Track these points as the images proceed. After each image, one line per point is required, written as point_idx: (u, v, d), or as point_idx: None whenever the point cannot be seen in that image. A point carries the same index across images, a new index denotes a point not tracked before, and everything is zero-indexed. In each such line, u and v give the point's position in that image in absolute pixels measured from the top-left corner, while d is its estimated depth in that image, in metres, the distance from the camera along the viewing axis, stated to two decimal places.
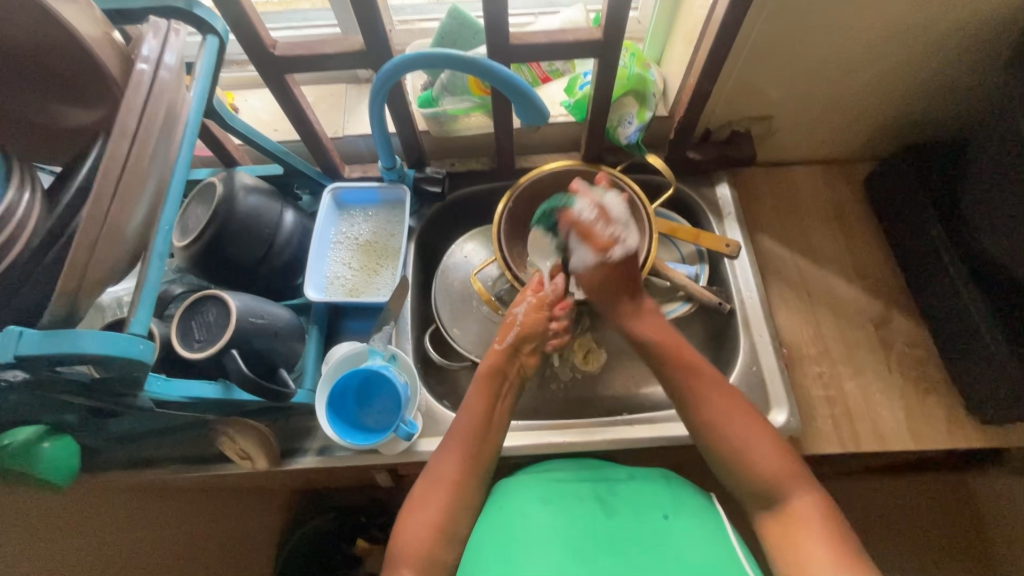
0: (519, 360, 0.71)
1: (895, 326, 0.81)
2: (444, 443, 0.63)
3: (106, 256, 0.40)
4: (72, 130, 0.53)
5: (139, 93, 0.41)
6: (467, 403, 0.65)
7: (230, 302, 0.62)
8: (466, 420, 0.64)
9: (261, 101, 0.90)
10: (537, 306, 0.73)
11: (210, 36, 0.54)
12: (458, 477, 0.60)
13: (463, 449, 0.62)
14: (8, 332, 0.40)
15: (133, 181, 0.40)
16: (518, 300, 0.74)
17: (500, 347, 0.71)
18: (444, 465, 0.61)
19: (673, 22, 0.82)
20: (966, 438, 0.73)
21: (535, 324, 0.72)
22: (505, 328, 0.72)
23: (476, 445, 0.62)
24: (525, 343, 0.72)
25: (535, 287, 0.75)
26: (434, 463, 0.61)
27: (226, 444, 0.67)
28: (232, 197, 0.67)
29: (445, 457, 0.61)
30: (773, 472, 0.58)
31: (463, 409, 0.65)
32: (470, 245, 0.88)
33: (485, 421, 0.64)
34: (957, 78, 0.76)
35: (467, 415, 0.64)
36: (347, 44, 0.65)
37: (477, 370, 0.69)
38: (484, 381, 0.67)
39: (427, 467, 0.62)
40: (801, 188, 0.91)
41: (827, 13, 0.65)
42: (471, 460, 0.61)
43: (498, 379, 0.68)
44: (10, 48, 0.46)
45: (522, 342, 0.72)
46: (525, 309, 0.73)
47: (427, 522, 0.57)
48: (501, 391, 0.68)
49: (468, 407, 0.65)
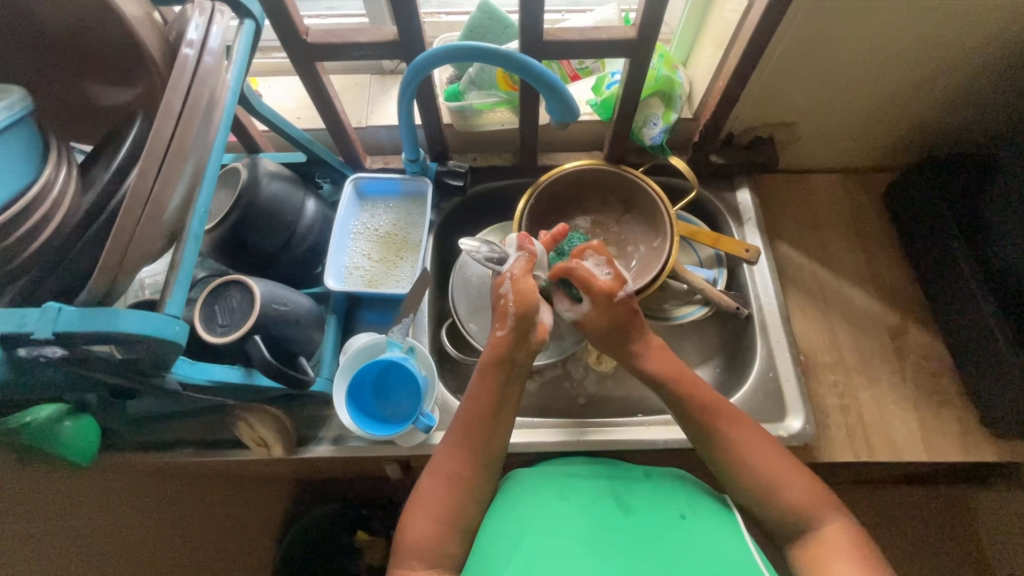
0: (529, 339, 0.65)
1: (912, 337, 0.81)
2: (448, 436, 0.62)
3: (146, 237, 0.39)
4: (105, 109, 0.53)
5: (183, 76, 0.41)
6: (475, 394, 0.63)
7: (254, 287, 0.62)
8: (472, 413, 0.62)
9: (286, 89, 0.90)
10: (522, 280, 0.65)
11: (248, 20, 0.54)
12: (460, 465, 0.60)
13: (464, 440, 0.61)
14: (47, 308, 0.40)
15: (176, 161, 0.40)
16: (500, 280, 0.66)
17: (500, 333, 0.65)
18: (448, 452, 0.61)
19: (702, 24, 0.82)
20: (979, 452, 0.73)
21: (528, 297, 0.65)
22: (500, 311, 0.65)
23: (481, 432, 0.61)
24: (528, 321, 0.65)
25: (523, 266, 0.67)
26: (440, 456, 0.61)
27: (243, 430, 0.68)
28: (256, 183, 0.67)
29: (451, 450, 0.61)
30: None
31: (469, 406, 0.63)
32: (474, 238, 0.71)
33: (493, 410, 0.62)
34: (986, 93, 0.76)
35: (475, 406, 0.62)
36: (379, 34, 0.65)
37: (482, 359, 0.65)
38: (492, 370, 0.63)
39: (434, 459, 0.61)
40: (821, 195, 0.91)
41: (861, 22, 0.65)
42: (477, 452, 0.60)
43: (503, 369, 0.64)
44: (49, 21, 0.46)
45: (523, 319, 0.64)
46: (511, 287, 0.65)
47: (430, 512, 0.57)
48: (509, 378, 0.64)
49: (474, 404, 0.62)
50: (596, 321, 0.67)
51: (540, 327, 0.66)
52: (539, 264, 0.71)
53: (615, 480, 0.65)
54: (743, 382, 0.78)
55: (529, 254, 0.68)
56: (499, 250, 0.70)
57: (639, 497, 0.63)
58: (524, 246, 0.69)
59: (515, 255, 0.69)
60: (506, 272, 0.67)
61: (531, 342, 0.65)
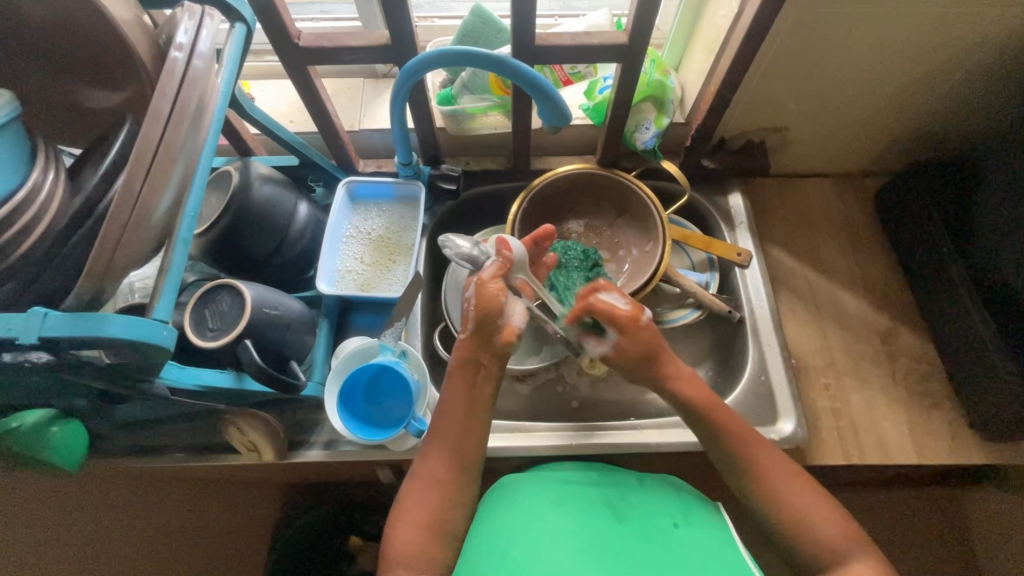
0: (494, 342, 0.64)
1: (902, 341, 0.81)
2: (425, 445, 0.62)
3: (133, 241, 0.39)
4: (94, 113, 0.53)
5: (172, 80, 0.41)
6: (446, 396, 0.64)
7: (245, 291, 0.62)
8: (445, 421, 0.62)
9: (278, 92, 0.90)
10: (488, 284, 0.65)
11: (239, 24, 0.54)
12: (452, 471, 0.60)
13: (445, 448, 0.61)
14: (32, 313, 0.40)
15: (164, 164, 0.40)
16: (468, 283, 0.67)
17: (463, 334, 0.66)
18: (433, 460, 0.60)
19: (693, 30, 0.82)
20: (969, 455, 0.73)
21: (491, 302, 0.63)
22: (465, 315, 0.66)
23: (468, 442, 0.61)
24: (491, 324, 0.64)
25: (496, 269, 0.67)
26: (420, 466, 0.61)
27: (233, 434, 0.67)
28: (247, 186, 0.67)
29: (429, 460, 0.61)
30: (782, 495, 0.58)
31: (441, 409, 0.64)
32: (460, 236, 0.70)
33: (465, 416, 0.62)
34: (973, 99, 0.76)
35: (446, 412, 0.63)
36: (371, 38, 0.65)
37: (450, 362, 0.66)
38: (458, 372, 0.64)
39: (414, 469, 0.61)
40: (812, 200, 0.92)
41: (848, 28, 0.65)
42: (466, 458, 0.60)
43: (471, 370, 0.64)
44: (38, 25, 0.46)
45: (483, 324, 0.64)
46: (474, 292, 0.65)
47: (420, 518, 0.57)
48: (477, 379, 0.64)
49: (446, 407, 0.63)
50: (626, 350, 0.65)
51: (508, 330, 0.65)
52: (520, 264, 0.69)
53: (608, 487, 0.65)
54: (735, 385, 0.78)
55: (504, 257, 0.67)
56: (482, 250, 0.69)
57: (632, 504, 0.63)
58: (502, 250, 0.68)
59: (491, 260, 0.68)
60: (474, 277, 0.67)
61: (495, 345, 0.64)
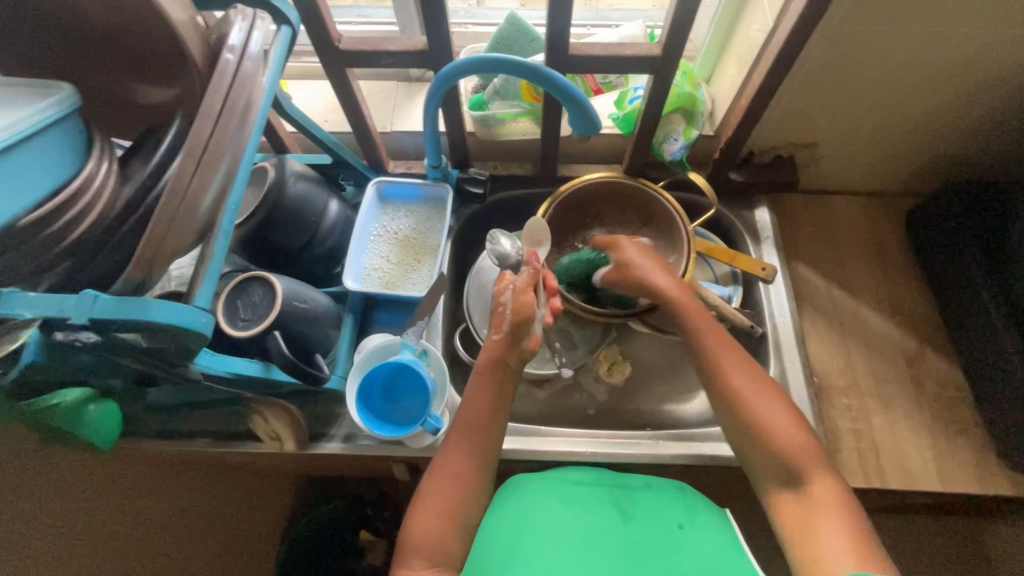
0: (523, 347, 0.63)
1: (929, 365, 0.80)
2: (446, 442, 0.62)
3: (179, 231, 0.41)
4: (145, 107, 0.55)
5: (224, 80, 0.43)
6: (470, 398, 0.63)
7: (276, 283, 0.64)
8: (468, 417, 0.62)
9: (314, 92, 0.92)
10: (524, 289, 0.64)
11: (285, 27, 0.56)
12: (471, 469, 0.59)
13: (466, 440, 0.60)
14: (84, 295, 0.42)
15: (212, 159, 0.41)
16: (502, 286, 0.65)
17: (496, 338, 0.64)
18: (455, 457, 0.60)
19: (727, 43, 0.83)
20: (996, 485, 0.71)
21: (527, 308, 0.62)
22: (498, 319, 0.64)
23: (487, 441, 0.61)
24: (524, 329, 0.62)
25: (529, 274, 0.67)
26: (442, 460, 0.60)
27: (258, 423, 0.71)
28: (283, 182, 0.69)
29: (454, 453, 0.60)
30: None
31: (465, 403, 0.63)
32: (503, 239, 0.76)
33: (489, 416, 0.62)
34: (1012, 120, 0.75)
35: (471, 410, 0.62)
36: (409, 43, 0.67)
37: (477, 363, 0.64)
38: (487, 374, 0.63)
39: (436, 464, 0.60)
40: (841, 218, 0.91)
41: (886, 45, 0.65)
42: (484, 456, 0.60)
43: (498, 373, 0.63)
44: (99, 24, 0.48)
45: (519, 328, 0.62)
46: (510, 298, 0.64)
47: (438, 509, 0.57)
48: (505, 382, 0.63)
49: (470, 401, 0.62)
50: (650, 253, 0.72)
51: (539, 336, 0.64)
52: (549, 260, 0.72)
53: (616, 487, 0.65)
54: None
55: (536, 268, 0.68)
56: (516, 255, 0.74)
57: (639, 504, 0.63)
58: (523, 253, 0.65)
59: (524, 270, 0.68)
60: (508, 282, 0.65)
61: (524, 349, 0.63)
